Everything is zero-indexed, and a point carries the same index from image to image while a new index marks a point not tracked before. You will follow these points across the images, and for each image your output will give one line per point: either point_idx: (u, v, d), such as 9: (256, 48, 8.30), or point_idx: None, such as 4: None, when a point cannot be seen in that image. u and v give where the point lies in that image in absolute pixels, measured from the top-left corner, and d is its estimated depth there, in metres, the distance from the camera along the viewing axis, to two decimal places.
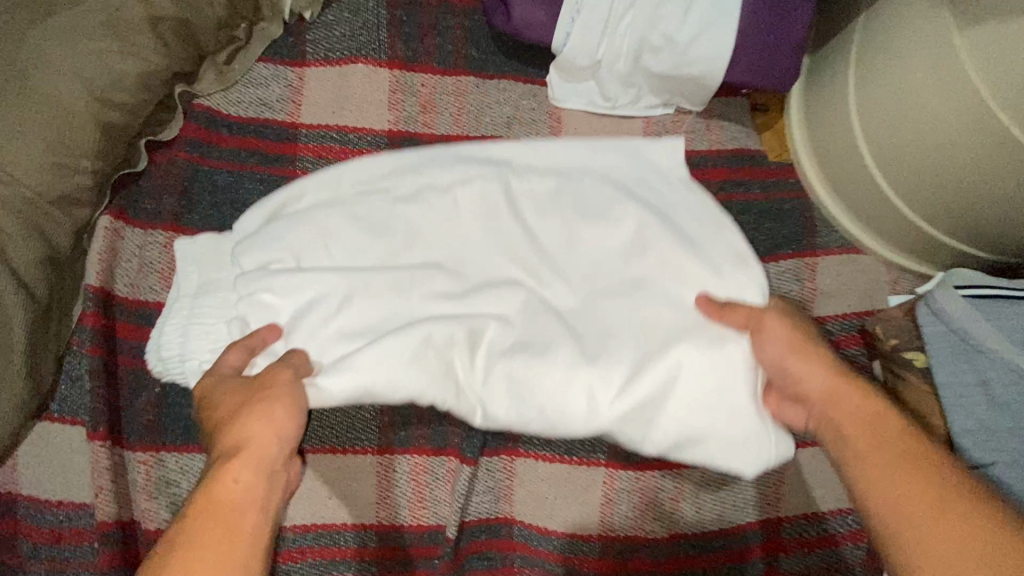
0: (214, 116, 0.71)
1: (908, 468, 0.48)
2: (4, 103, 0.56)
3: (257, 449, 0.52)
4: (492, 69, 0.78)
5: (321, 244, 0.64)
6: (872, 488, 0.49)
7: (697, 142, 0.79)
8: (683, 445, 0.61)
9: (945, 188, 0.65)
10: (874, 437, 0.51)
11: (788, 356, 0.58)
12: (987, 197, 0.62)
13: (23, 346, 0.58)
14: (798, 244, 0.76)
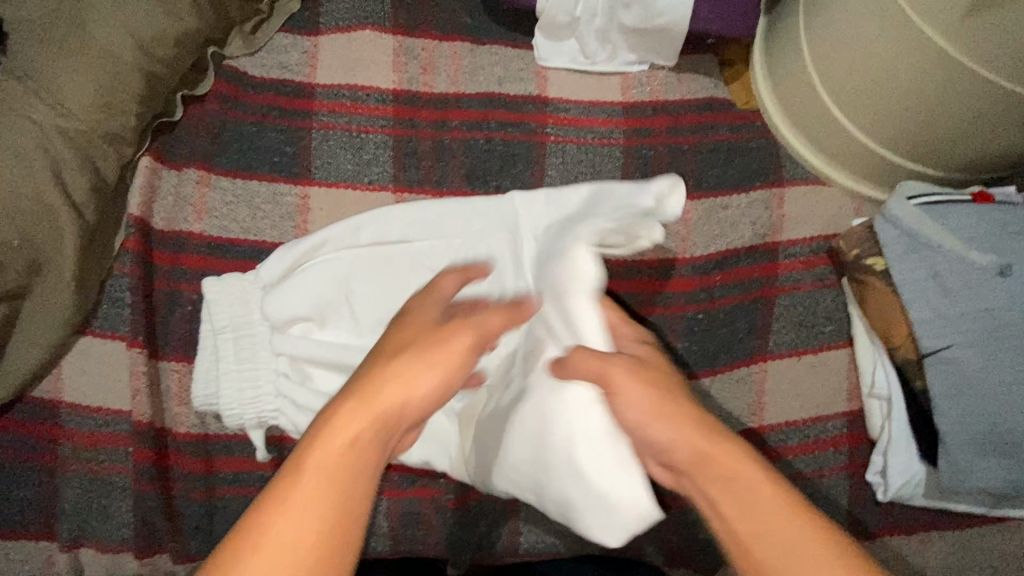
0: (240, 76, 0.81)
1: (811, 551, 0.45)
2: (65, 52, 0.66)
3: (383, 405, 0.48)
4: (484, 35, 0.87)
5: (345, 301, 0.69)
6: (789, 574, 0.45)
7: (671, 93, 0.87)
8: (563, 515, 0.56)
9: (912, 112, 0.71)
10: (746, 509, 0.46)
11: (645, 420, 0.49)
12: (927, 108, 0.70)
13: (74, 261, 0.66)
14: (767, 177, 0.83)
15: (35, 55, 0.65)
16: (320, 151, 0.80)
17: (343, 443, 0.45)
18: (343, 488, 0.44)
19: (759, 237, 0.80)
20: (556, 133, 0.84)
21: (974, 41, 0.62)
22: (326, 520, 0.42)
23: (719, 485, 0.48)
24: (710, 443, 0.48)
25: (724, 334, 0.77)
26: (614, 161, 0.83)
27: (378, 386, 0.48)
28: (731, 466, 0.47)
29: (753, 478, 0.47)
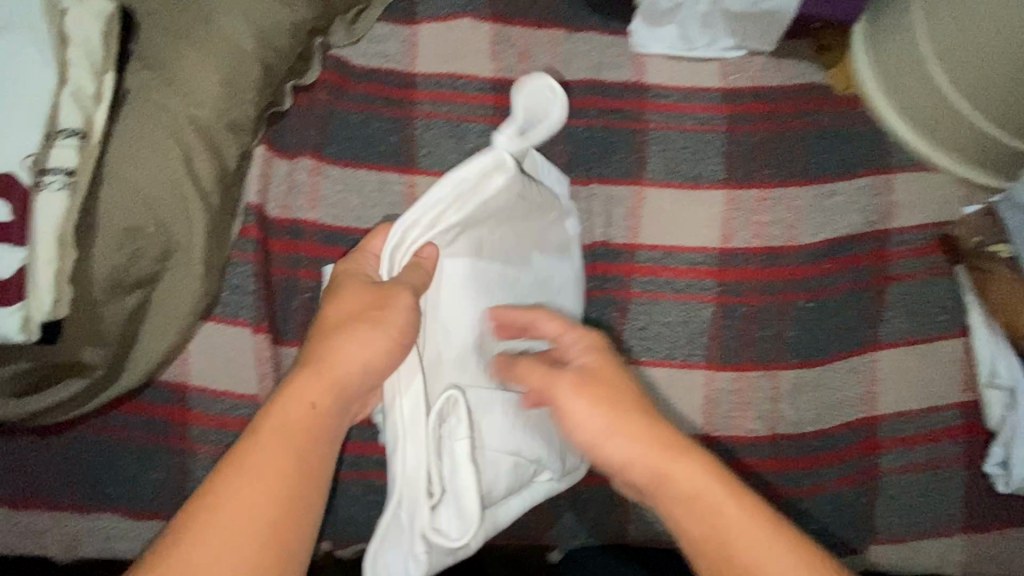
0: (345, 65, 0.81)
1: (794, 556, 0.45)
2: (192, 41, 0.67)
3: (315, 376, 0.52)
4: (580, 22, 0.87)
5: None
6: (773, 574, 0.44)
7: (771, 79, 0.85)
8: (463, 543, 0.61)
9: None
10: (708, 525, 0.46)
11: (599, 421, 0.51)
12: None
13: (202, 246, 0.68)
14: (874, 164, 0.82)
15: (163, 47, 0.66)
16: (424, 140, 0.80)
17: (295, 412, 0.50)
18: (297, 446, 0.49)
19: (867, 225, 0.79)
20: (656, 120, 0.83)
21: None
22: (293, 473, 0.48)
23: (692, 510, 0.47)
24: (680, 460, 0.48)
25: (837, 325, 0.76)
26: (717, 149, 0.81)
27: (331, 363, 0.53)
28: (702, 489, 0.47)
29: (722, 497, 0.47)
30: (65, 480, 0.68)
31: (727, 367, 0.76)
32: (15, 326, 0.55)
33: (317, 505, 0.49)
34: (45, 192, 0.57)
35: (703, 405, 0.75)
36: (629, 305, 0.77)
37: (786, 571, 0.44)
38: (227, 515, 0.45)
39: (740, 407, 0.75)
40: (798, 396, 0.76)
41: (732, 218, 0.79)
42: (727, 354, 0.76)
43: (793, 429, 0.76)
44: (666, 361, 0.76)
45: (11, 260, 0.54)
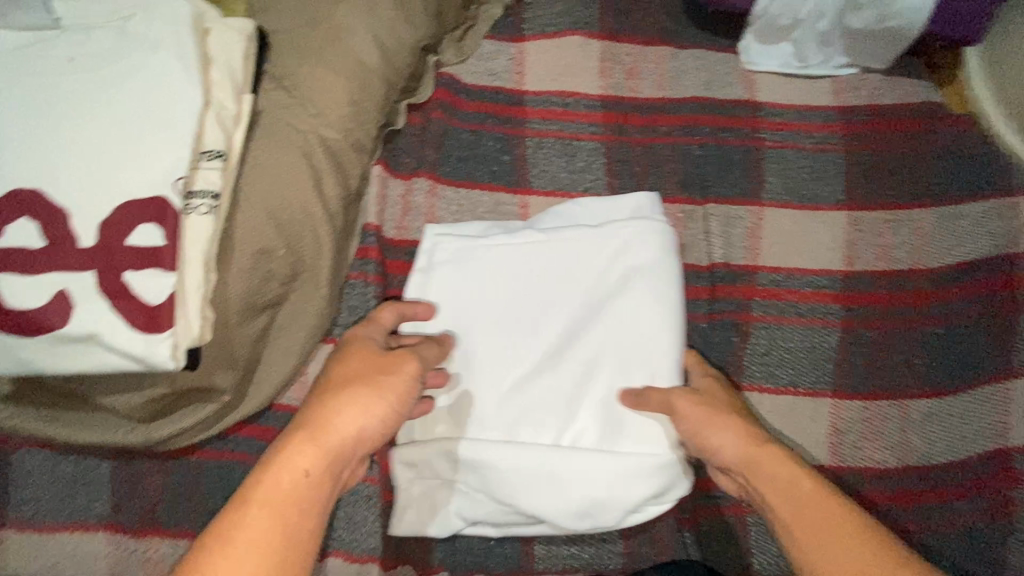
0: (456, 83, 0.81)
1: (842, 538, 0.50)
2: (322, 61, 0.66)
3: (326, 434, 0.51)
4: (687, 39, 0.85)
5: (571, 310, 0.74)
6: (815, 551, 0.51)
7: (887, 97, 0.83)
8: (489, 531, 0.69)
9: None
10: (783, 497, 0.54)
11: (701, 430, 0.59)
12: None
13: (328, 267, 0.67)
14: (1000, 186, 0.79)
15: (294, 68, 0.66)
16: (536, 160, 0.79)
17: (285, 479, 0.49)
18: (291, 506, 0.48)
19: (997, 249, 0.76)
20: (770, 139, 0.81)
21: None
22: (281, 533, 0.47)
23: (782, 509, 0.53)
24: (762, 455, 0.56)
25: (968, 350, 0.74)
26: (835, 168, 0.80)
27: (326, 427, 0.52)
28: (787, 494, 0.54)
29: (803, 495, 0.53)
30: (187, 506, 0.66)
31: (852, 397, 0.74)
32: (165, 354, 0.53)
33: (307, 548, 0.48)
34: (193, 215, 0.56)
35: (829, 436, 0.73)
36: (749, 329, 0.75)
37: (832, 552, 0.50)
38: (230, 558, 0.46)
39: (868, 436, 0.73)
40: (928, 425, 0.73)
41: (852, 241, 0.78)
42: (853, 382, 0.74)
43: (924, 460, 0.73)
44: (789, 390, 0.74)
45: (162, 286, 0.53)
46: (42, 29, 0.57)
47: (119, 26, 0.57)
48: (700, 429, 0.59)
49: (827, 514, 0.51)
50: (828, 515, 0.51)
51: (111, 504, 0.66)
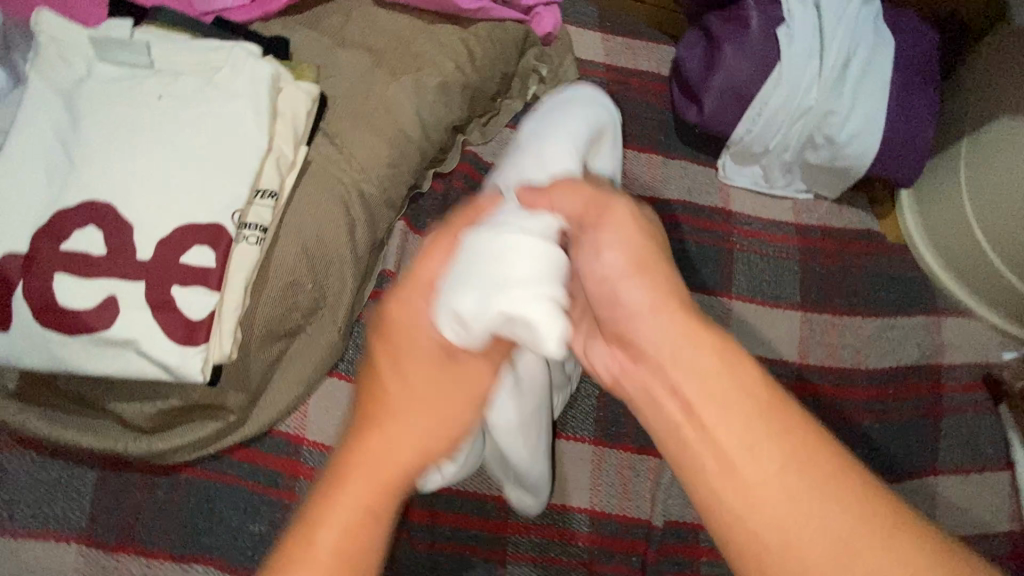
0: (478, 159, 0.92)
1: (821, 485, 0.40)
2: (371, 126, 0.76)
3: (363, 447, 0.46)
4: (675, 151, 1.00)
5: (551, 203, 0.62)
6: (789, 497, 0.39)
7: (836, 221, 0.99)
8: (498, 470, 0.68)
9: None
10: (733, 415, 0.41)
11: (622, 263, 0.48)
12: None
13: (347, 306, 0.73)
14: (924, 304, 0.94)
15: (346, 128, 0.75)
16: None
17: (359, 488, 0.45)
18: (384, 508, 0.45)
19: (922, 359, 0.89)
20: (740, 243, 0.95)
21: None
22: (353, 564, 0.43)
23: (716, 412, 0.43)
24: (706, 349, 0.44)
25: (902, 444, 0.84)
26: (793, 274, 0.93)
27: (375, 406, 0.48)
28: (733, 409, 0.42)
29: (768, 421, 0.41)
30: (167, 525, 0.66)
31: None
32: (197, 367, 0.58)
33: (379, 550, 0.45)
34: (242, 245, 0.62)
35: None
36: None
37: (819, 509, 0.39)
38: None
39: None
40: None
41: (805, 337, 0.89)
42: None
43: None
44: None
45: (207, 304, 0.58)
46: (136, 67, 0.64)
47: (207, 75, 0.65)
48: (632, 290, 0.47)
49: (775, 433, 0.40)
50: (779, 438, 0.40)
51: (89, 517, 0.65)
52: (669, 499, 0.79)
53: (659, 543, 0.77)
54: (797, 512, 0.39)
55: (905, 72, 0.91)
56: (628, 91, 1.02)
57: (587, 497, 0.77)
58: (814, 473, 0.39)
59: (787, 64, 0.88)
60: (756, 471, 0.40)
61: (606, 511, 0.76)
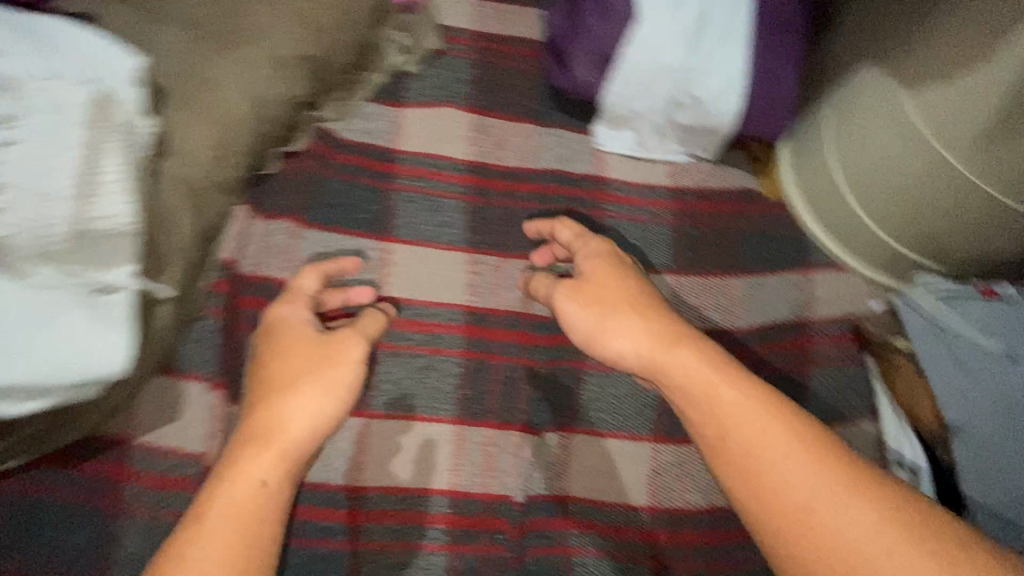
0: (334, 137, 0.88)
1: (819, 464, 0.55)
2: (192, 107, 0.70)
3: (284, 434, 0.60)
4: (550, 118, 0.98)
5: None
6: (800, 481, 0.54)
7: (712, 182, 0.98)
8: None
9: (930, 217, 0.83)
10: (737, 420, 0.59)
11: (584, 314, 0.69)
12: (947, 213, 0.81)
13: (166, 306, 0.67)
14: (795, 261, 0.93)
15: (167, 110, 0.69)
16: (401, 210, 0.86)
17: (240, 490, 0.56)
18: (251, 521, 0.55)
19: (792, 314, 0.89)
20: (612, 210, 0.93)
21: (1003, 163, 0.72)
22: (248, 548, 0.54)
23: (723, 417, 0.59)
24: (727, 380, 0.61)
25: None
26: (665, 239, 0.92)
27: (268, 433, 0.60)
28: (775, 432, 0.57)
29: (772, 422, 0.58)
30: None
31: (670, 441, 0.83)
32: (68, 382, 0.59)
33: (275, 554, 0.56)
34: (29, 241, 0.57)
35: (649, 478, 0.81)
36: (584, 375, 0.83)
37: (816, 479, 0.54)
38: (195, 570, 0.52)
39: (680, 480, 0.81)
40: None
41: (677, 302, 0.89)
42: (669, 428, 0.83)
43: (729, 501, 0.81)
44: (615, 433, 0.82)
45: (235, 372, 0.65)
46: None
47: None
48: (628, 333, 0.66)
49: (786, 430, 0.57)
50: (811, 436, 0.57)
51: None
52: (536, 473, 0.79)
53: (523, 519, 0.77)
54: (819, 502, 0.53)
55: (766, 24, 0.88)
56: (497, 57, 0.97)
57: (447, 478, 0.76)
58: (828, 455, 0.55)
59: (643, 21, 0.85)
60: (794, 474, 0.55)
61: (467, 492, 0.76)
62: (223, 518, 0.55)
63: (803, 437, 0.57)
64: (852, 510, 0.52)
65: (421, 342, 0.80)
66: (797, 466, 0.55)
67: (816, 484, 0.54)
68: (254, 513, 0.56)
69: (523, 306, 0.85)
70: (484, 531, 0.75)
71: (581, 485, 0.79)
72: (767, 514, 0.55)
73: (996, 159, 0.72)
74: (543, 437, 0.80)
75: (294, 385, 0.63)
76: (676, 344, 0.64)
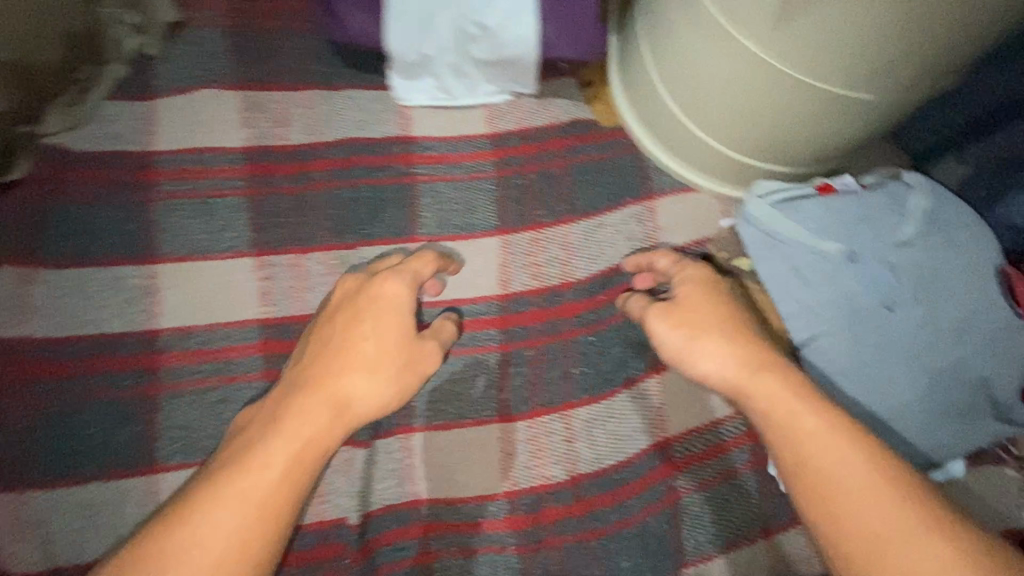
0: (66, 153, 0.73)
1: (920, 511, 0.53)
2: None
3: (360, 405, 0.63)
4: (339, 79, 0.84)
5: None
6: (905, 543, 0.52)
7: (536, 120, 0.87)
8: None
9: (762, 119, 0.74)
10: (825, 451, 0.57)
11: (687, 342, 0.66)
12: (777, 110, 0.72)
13: None
14: (635, 193, 0.85)
15: None
16: (167, 224, 0.73)
17: (286, 451, 0.58)
18: (293, 478, 0.58)
19: (635, 252, 0.82)
20: (423, 173, 0.82)
21: (804, 46, 0.62)
22: (274, 507, 0.56)
23: (803, 448, 0.58)
24: (809, 410, 0.60)
25: (617, 354, 0.78)
26: (488, 195, 0.82)
27: (326, 383, 0.63)
28: (851, 458, 0.57)
29: (860, 462, 0.56)
30: None
31: (519, 418, 0.77)
32: None
33: (298, 508, 0.58)
34: None
35: (501, 461, 0.75)
36: None
37: (875, 513, 0.54)
38: (213, 534, 0.54)
39: (536, 455, 0.75)
40: (590, 432, 0.76)
41: (508, 264, 0.80)
42: (515, 405, 0.77)
43: (591, 468, 0.76)
44: (457, 423, 0.75)
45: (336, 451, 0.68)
46: None
47: None
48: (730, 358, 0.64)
49: (884, 483, 0.55)
50: (880, 476, 0.55)
51: None
52: (378, 483, 0.73)
53: (365, 539, 0.71)
54: (859, 503, 0.55)
55: None
56: (258, 16, 0.82)
57: None
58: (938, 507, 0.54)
59: None
60: (874, 508, 0.54)
61: (297, 526, 0.70)
62: (233, 477, 0.56)
63: (857, 449, 0.57)
64: (899, 556, 0.52)
65: (212, 372, 0.70)
66: (861, 487, 0.55)
67: (920, 545, 0.52)
68: (290, 480, 0.58)
69: None
70: (325, 559, 0.70)
71: (430, 484, 0.74)
72: (845, 544, 0.55)
73: (795, 41, 0.62)
74: (374, 445, 0.74)
75: (334, 388, 0.63)
76: (763, 370, 0.62)
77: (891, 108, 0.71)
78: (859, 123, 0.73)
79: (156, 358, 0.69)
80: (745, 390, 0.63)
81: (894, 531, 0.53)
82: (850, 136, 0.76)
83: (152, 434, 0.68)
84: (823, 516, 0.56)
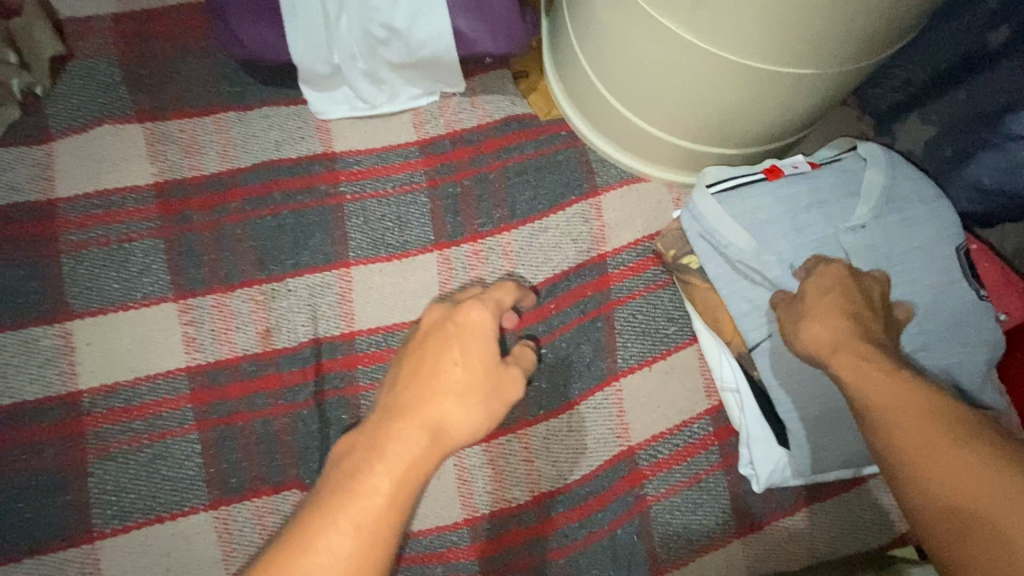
0: None
1: (962, 428, 0.41)
2: None
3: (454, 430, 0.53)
4: (249, 97, 0.78)
5: None
6: (934, 465, 0.40)
7: (467, 120, 0.82)
8: None
9: (700, 104, 0.68)
10: (864, 381, 0.47)
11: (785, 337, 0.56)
12: (714, 94, 0.66)
13: None
14: (580, 189, 0.80)
15: None
16: (77, 276, 0.69)
17: (373, 499, 0.47)
18: (406, 495, 0.48)
19: (583, 254, 0.77)
20: (351, 191, 0.77)
21: (730, 22, 0.56)
22: (381, 538, 0.46)
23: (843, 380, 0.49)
24: (846, 346, 0.51)
25: (572, 364, 0.75)
26: (420, 209, 0.77)
27: (431, 394, 0.53)
28: (886, 381, 0.46)
29: (901, 382, 0.45)
30: None
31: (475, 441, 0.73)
32: None
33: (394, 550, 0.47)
34: None
35: (458, 488, 0.72)
36: (360, 400, 0.70)
37: (906, 432, 0.42)
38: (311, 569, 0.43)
39: (495, 478, 0.72)
40: (550, 448, 0.72)
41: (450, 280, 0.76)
42: None
43: (555, 486, 0.72)
44: None
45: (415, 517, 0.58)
46: None
47: None
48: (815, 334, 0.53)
49: (917, 398, 0.44)
50: (915, 397, 0.44)
51: None
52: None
53: None
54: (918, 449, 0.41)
55: None
56: (155, 38, 0.76)
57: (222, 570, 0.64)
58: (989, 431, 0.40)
59: None
60: (909, 431, 0.42)
61: None
62: (308, 523, 0.46)
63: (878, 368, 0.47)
64: (943, 478, 0.39)
65: (143, 430, 0.65)
66: (900, 403, 0.44)
67: (954, 466, 0.39)
68: (383, 528, 0.46)
69: (260, 343, 0.70)
70: None
71: None
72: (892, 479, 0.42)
73: (718, 17, 0.56)
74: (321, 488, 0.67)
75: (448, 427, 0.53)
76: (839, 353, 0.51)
77: (843, 75, 0.64)
78: (811, 93, 0.66)
79: (81, 421, 0.65)
80: (827, 369, 0.51)
81: (955, 470, 0.39)
82: (805, 106, 0.69)
83: (84, 502, 0.63)
84: (898, 475, 0.42)
